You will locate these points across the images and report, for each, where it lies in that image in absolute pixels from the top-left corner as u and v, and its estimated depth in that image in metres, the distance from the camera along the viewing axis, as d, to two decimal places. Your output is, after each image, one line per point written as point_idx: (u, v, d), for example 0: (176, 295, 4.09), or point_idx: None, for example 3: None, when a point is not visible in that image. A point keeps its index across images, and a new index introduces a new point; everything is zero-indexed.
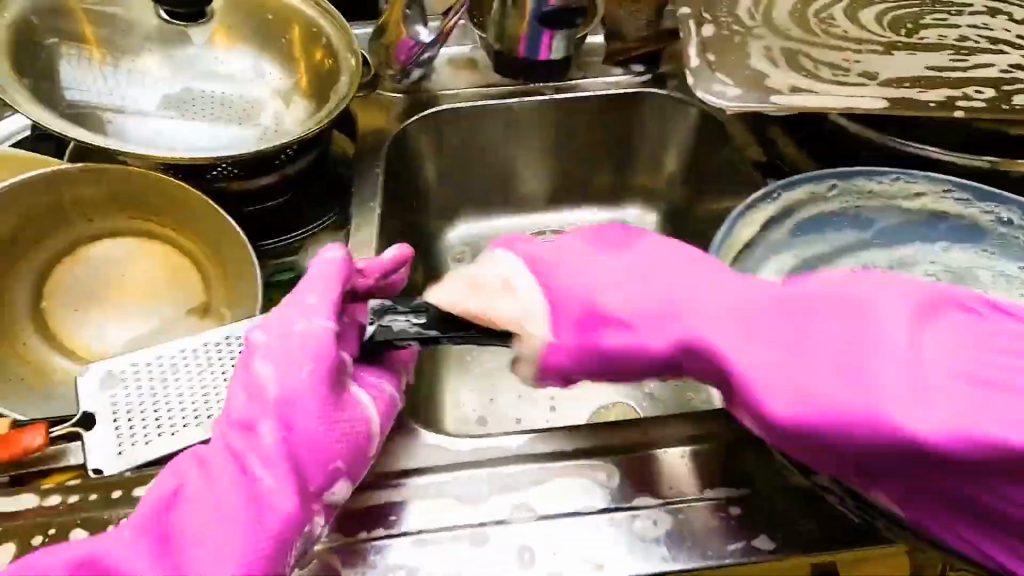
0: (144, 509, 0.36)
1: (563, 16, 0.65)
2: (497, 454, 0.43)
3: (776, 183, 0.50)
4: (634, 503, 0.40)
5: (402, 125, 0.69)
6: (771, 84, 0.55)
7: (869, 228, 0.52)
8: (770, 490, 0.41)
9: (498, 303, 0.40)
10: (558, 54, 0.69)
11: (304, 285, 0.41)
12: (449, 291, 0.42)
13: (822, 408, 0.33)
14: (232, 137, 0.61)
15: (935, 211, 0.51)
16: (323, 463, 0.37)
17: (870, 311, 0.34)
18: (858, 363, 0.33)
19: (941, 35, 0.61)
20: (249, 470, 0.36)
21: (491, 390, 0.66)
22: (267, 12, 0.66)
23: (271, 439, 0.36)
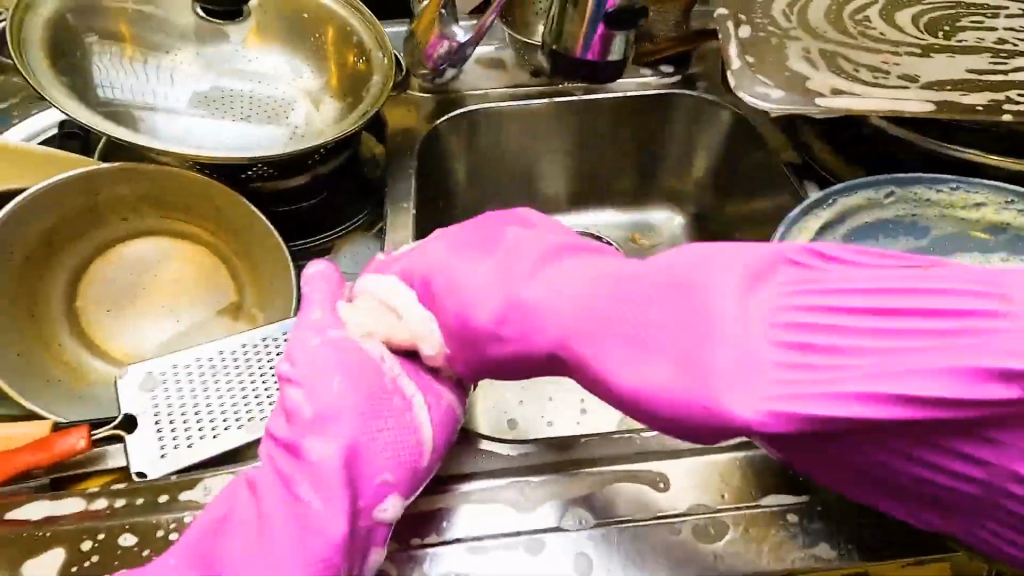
0: (194, 535, 0.36)
1: None
2: (549, 462, 0.42)
3: (833, 188, 0.51)
4: (689, 511, 0.40)
5: (432, 125, 0.69)
6: (811, 87, 0.55)
7: (925, 236, 0.51)
8: (826, 498, 0.40)
9: (392, 323, 0.43)
10: None
11: (311, 300, 0.44)
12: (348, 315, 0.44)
13: (659, 390, 0.34)
14: (263, 137, 0.60)
15: (994, 222, 0.51)
16: (369, 478, 0.37)
17: (693, 285, 0.35)
18: (682, 338, 0.34)
19: (979, 37, 0.61)
20: (296, 490, 0.36)
21: (522, 393, 0.65)
22: (298, 12, 0.66)
23: (315, 457, 0.36)
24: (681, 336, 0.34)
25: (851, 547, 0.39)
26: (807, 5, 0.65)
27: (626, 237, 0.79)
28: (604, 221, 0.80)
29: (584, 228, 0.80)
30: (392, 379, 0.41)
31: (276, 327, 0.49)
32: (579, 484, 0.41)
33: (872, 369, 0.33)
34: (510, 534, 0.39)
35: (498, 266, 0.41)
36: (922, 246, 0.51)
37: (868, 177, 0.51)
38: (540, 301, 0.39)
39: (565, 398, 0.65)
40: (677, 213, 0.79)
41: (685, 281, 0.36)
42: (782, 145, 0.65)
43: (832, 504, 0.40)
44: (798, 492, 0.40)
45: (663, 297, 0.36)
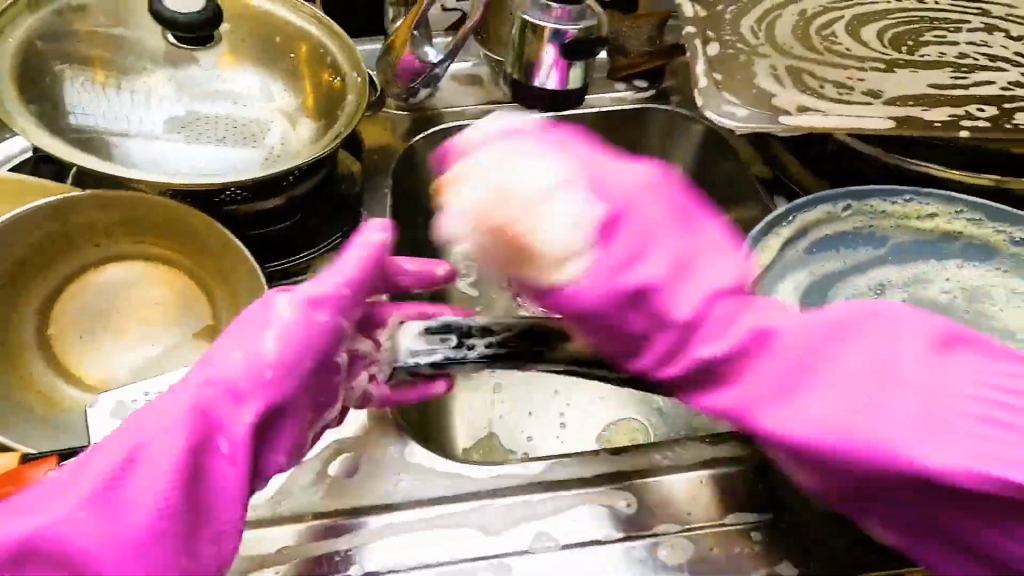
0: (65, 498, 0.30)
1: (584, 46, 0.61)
2: (515, 481, 0.43)
3: (792, 205, 0.52)
4: (656, 530, 0.41)
5: (408, 143, 0.69)
6: (778, 104, 0.56)
7: (877, 242, 0.53)
8: (787, 513, 0.42)
9: (549, 220, 0.38)
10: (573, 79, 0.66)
11: (334, 269, 0.38)
12: (558, 207, 0.38)
13: (850, 437, 0.33)
14: (238, 160, 0.61)
15: (948, 231, 0.53)
16: (273, 452, 0.36)
17: (896, 339, 0.36)
18: (879, 387, 0.35)
19: (941, 52, 0.62)
20: (205, 458, 0.33)
21: (501, 407, 0.66)
22: (273, 34, 0.66)
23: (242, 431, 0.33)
24: (852, 389, 0.35)
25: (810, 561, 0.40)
26: (775, 22, 0.66)
27: None
28: None
29: None
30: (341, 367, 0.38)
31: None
32: (547, 502, 0.42)
33: (1011, 454, 0.33)
34: (478, 554, 0.40)
35: (682, 265, 0.39)
36: (876, 256, 0.53)
37: (827, 192, 0.52)
38: (702, 312, 0.37)
39: (544, 411, 0.66)
40: None
41: (887, 333, 0.36)
42: (753, 159, 0.66)
43: (792, 520, 0.42)
44: (765, 510, 0.42)
45: (863, 347, 0.36)
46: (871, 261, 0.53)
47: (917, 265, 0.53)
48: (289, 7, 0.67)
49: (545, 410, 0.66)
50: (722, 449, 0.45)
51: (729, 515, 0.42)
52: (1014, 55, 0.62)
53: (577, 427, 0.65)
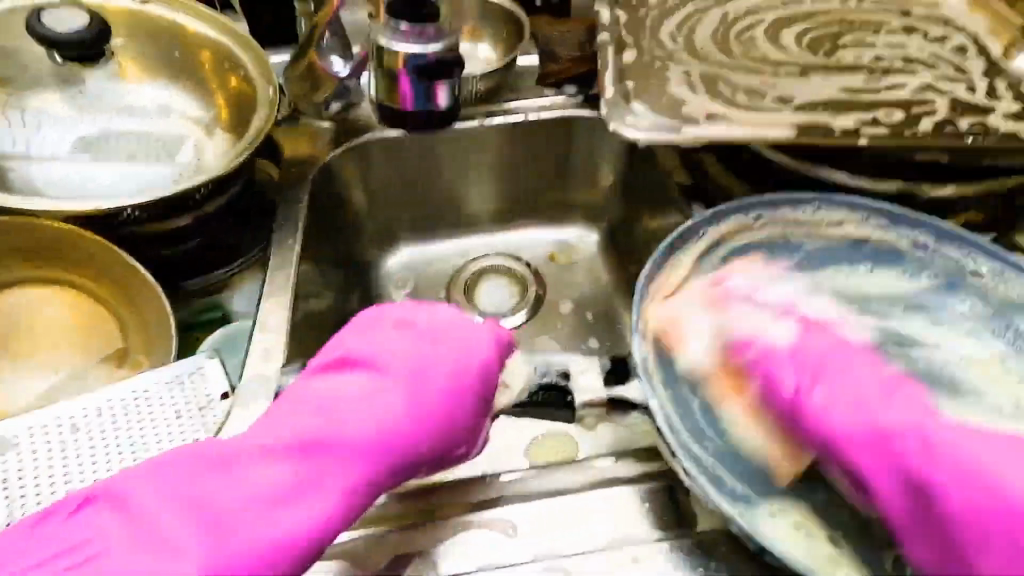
0: (250, 498, 0.32)
1: None
2: (392, 511, 0.39)
3: (701, 217, 0.49)
4: (537, 557, 0.38)
5: (328, 155, 0.68)
6: (688, 112, 0.55)
7: (794, 252, 0.50)
8: (678, 531, 0.39)
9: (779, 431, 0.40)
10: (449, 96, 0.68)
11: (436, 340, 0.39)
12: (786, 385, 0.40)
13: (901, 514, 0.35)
14: (147, 177, 0.59)
15: (857, 236, 0.50)
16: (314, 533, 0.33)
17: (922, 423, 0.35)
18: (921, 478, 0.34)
19: (858, 55, 0.62)
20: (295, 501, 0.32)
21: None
22: (176, 47, 0.64)
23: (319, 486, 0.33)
24: (896, 469, 0.35)
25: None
26: (695, 27, 0.66)
27: (544, 255, 0.82)
28: (517, 242, 0.83)
29: (498, 249, 0.83)
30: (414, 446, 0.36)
31: (143, 380, 0.49)
32: (423, 531, 0.39)
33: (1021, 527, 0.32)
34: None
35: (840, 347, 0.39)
36: (799, 263, 0.49)
37: (734, 203, 0.49)
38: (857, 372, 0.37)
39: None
40: (589, 229, 0.82)
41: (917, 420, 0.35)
42: (677, 165, 0.65)
43: (692, 541, 0.39)
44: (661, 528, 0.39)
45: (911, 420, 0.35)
46: (796, 268, 0.49)
47: (829, 270, 0.49)
48: (185, 12, 0.64)
49: None
50: (617, 466, 0.42)
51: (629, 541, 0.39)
52: (930, 57, 0.61)
53: None
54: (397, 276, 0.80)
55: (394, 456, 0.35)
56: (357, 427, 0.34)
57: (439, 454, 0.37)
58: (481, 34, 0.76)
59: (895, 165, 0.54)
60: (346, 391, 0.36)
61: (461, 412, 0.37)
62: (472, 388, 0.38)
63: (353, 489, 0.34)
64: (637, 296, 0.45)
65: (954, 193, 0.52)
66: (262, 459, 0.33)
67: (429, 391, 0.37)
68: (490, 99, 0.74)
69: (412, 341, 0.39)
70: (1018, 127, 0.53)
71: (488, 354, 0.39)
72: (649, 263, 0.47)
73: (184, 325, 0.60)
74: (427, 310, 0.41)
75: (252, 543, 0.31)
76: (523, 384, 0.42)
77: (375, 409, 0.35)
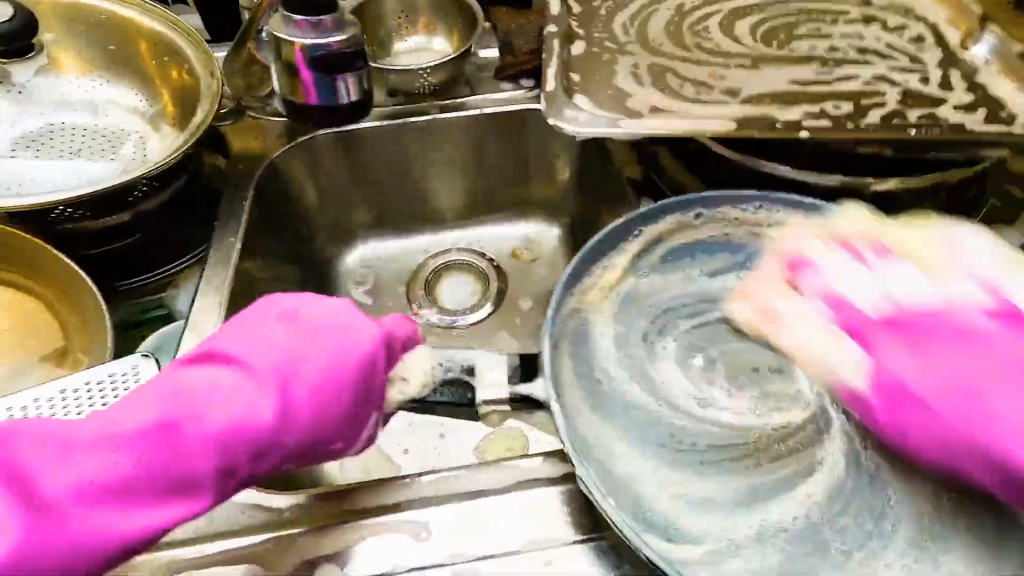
0: (85, 482, 0.31)
1: (342, 58, 0.54)
2: (308, 512, 0.40)
3: (634, 215, 0.48)
4: (448, 560, 0.37)
5: (275, 152, 0.68)
6: (632, 105, 0.54)
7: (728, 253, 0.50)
8: (591, 535, 0.38)
9: (839, 363, 0.37)
10: (358, 97, 0.57)
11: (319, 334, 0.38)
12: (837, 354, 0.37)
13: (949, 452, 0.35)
14: (88, 170, 0.59)
15: None
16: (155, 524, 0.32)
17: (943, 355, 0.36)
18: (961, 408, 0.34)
19: (812, 46, 0.60)
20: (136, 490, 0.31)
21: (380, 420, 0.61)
22: (108, 42, 0.63)
23: (165, 476, 0.32)
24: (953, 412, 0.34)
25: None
26: (649, 18, 0.64)
27: (507, 251, 0.81)
28: (479, 238, 0.82)
29: (460, 245, 0.82)
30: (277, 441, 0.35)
31: (75, 379, 0.49)
32: (334, 534, 0.39)
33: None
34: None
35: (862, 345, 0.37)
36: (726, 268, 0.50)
37: (669, 202, 0.49)
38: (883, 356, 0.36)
39: (424, 422, 0.61)
40: (551, 224, 0.81)
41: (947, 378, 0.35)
42: (629, 161, 0.64)
43: (606, 545, 0.38)
44: (580, 530, 0.38)
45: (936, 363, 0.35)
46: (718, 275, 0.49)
47: None
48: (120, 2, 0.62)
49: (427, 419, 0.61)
50: (539, 467, 0.41)
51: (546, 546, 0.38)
52: (885, 47, 0.60)
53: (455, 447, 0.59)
54: (357, 273, 0.79)
55: (250, 456, 0.34)
56: (212, 427, 0.33)
57: (304, 451, 0.36)
58: (437, 27, 0.74)
59: (840, 158, 0.52)
60: (204, 386, 0.34)
61: (333, 410, 0.37)
62: (349, 387, 0.37)
63: (199, 488, 0.33)
64: (557, 293, 0.44)
65: (900, 186, 0.51)
66: (101, 441, 0.31)
67: (300, 390, 0.36)
68: (445, 94, 0.73)
69: (293, 334, 0.37)
70: (967, 118, 0.52)
71: (372, 352, 0.38)
72: (577, 261, 0.46)
73: (125, 323, 0.60)
74: (313, 305, 0.39)
75: (82, 532, 0.30)
76: (423, 380, 0.41)
77: (233, 407, 0.33)
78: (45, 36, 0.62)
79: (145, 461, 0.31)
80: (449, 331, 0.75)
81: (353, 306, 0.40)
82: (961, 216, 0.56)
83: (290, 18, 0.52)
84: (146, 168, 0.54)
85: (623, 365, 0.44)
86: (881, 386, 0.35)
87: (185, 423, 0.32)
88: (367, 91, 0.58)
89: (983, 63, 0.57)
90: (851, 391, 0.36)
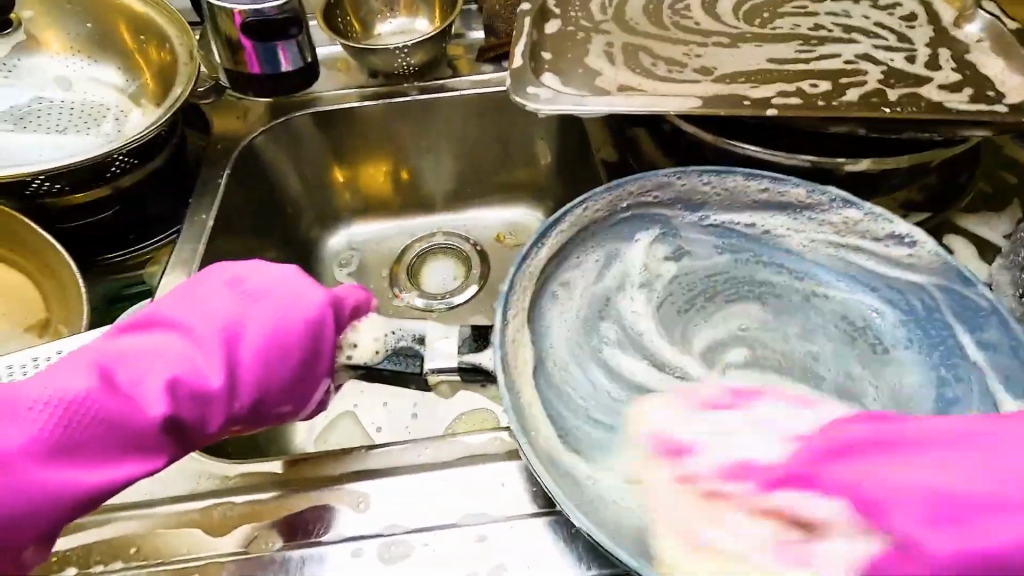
0: (27, 439, 0.31)
1: (275, 24, 0.55)
2: (257, 479, 0.40)
3: (599, 188, 0.49)
4: (385, 530, 0.38)
5: (255, 132, 0.68)
6: (600, 84, 0.53)
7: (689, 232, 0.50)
8: (532, 510, 0.38)
9: (752, 544, 0.31)
10: (301, 62, 0.59)
11: (266, 300, 0.38)
12: (740, 522, 0.31)
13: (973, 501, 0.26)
14: (74, 144, 0.61)
15: (761, 221, 0.50)
16: (104, 476, 0.32)
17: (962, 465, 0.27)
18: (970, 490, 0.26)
19: (796, 24, 0.58)
20: (82, 444, 0.32)
21: (357, 396, 0.61)
22: (87, 20, 0.64)
23: (112, 431, 0.32)
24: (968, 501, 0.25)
25: (570, 564, 0.36)
26: None
27: (492, 235, 0.80)
28: (464, 222, 0.81)
29: (445, 228, 0.81)
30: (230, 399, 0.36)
31: (49, 346, 0.43)
32: (277, 501, 0.39)
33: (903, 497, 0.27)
34: (192, 556, 0.37)
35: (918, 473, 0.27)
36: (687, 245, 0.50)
37: (633, 176, 0.49)
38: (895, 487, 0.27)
39: (399, 400, 0.61)
40: (536, 208, 0.80)
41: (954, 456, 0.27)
42: (605, 143, 0.63)
43: (560, 524, 0.37)
44: (537, 504, 0.38)
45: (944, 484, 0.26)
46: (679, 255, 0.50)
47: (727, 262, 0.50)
48: None
49: (400, 398, 0.61)
50: (489, 443, 0.41)
51: (483, 519, 0.38)
52: (873, 26, 0.58)
53: (424, 427, 0.59)
54: (342, 254, 0.79)
55: (199, 413, 0.35)
56: (157, 385, 0.33)
57: (251, 412, 0.37)
58: (419, 8, 0.74)
59: (815, 138, 0.50)
60: (148, 348, 0.35)
61: (279, 371, 0.37)
62: (293, 349, 0.38)
63: (149, 442, 0.34)
64: (522, 258, 0.45)
65: (878, 166, 0.49)
66: (41, 402, 0.32)
67: (247, 353, 0.37)
68: (427, 75, 0.73)
69: (239, 300, 0.38)
70: (951, 97, 0.49)
71: (318, 316, 0.39)
72: (541, 231, 0.46)
73: (108, 299, 0.61)
74: (261, 270, 0.40)
75: (31, 486, 0.30)
76: (374, 346, 0.42)
77: (176, 367, 0.34)
78: (27, 15, 0.63)
79: (92, 417, 0.32)
80: (428, 315, 0.74)
81: (298, 273, 0.41)
82: (946, 201, 0.53)
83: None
84: (123, 142, 0.54)
85: (574, 340, 0.46)
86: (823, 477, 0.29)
87: (130, 384, 0.33)
88: (310, 62, 0.61)
89: (976, 41, 0.54)
90: (752, 476, 0.32)
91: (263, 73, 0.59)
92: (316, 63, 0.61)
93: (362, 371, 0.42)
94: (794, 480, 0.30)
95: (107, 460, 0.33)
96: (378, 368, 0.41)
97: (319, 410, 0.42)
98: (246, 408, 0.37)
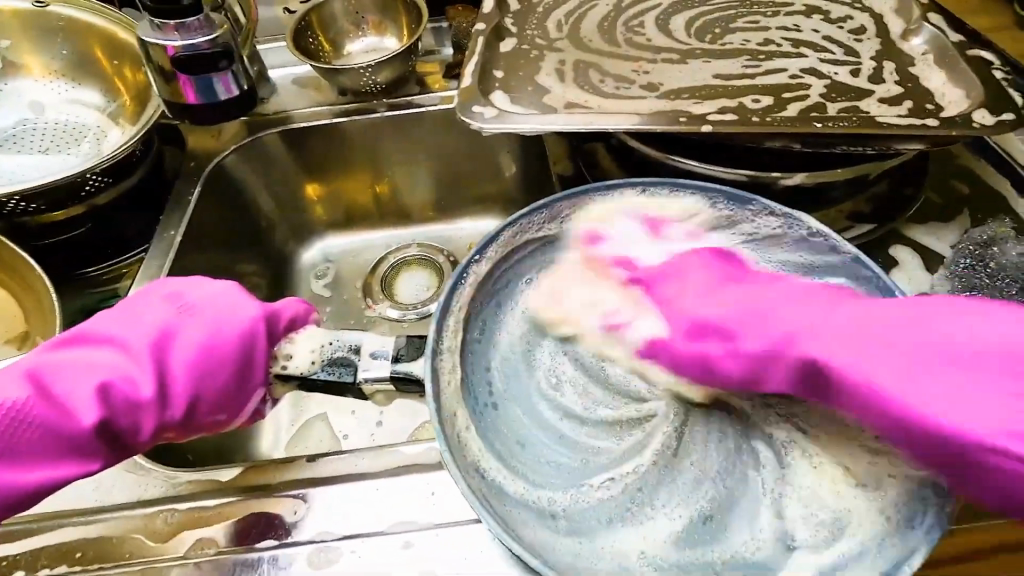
0: None
1: (206, 56, 0.57)
2: (203, 485, 0.42)
3: (542, 201, 0.50)
4: (318, 536, 0.39)
5: (228, 149, 0.71)
6: (548, 102, 0.55)
7: None
8: (459, 518, 0.39)
9: (586, 313, 0.47)
10: (236, 91, 0.61)
11: (200, 314, 0.42)
12: (588, 290, 0.47)
13: (923, 371, 0.29)
14: (55, 164, 0.64)
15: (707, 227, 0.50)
16: (33, 480, 0.35)
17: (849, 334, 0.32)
18: (919, 361, 0.30)
19: (746, 39, 0.59)
20: (13, 450, 0.34)
21: (324, 403, 0.62)
22: (64, 47, 0.67)
23: (41, 437, 0.35)
24: (919, 356, 0.30)
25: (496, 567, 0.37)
26: (583, 14, 0.64)
27: (464, 246, 0.81)
28: (438, 233, 0.83)
29: (419, 239, 0.83)
30: (161, 406, 0.38)
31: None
32: (216, 509, 0.41)
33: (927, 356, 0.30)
34: (135, 560, 0.39)
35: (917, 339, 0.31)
36: None
37: (572, 191, 0.50)
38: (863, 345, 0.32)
39: (364, 407, 0.62)
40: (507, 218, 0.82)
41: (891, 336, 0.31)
42: (562, 156, 0.64)
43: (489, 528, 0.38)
44: (464, 511, 0.39)
45: (889, 341, 0.31)
46: None
47: None
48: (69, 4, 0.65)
49: (366, 407, 0.62)
50: (422, 452, 0.42)
51: (412, 525, 0.39)
52: (822, 39, 0.58)
53: (387, 434, 0.60)
54: (318, 266, 0.81)
55: (132, 419, 0.38)
56: (88, 393, 0.36)
57: (184, 418, 0.39)
58: (388, 27, 0.77)
59: (752, 154, 0.52)
60: (82, 360, 0.38)
61: (213, 380, 0.40)
62: (227, 358, 0.40)
63: (83, 447, 0.36)
64: (462, 269, 0.47)
65: (818, 179, 0.50)
66: None
67: (178, 364, 0.39)
68: (395, 92, 0.75)
69: (174, 313, 0.41)
70: (891, 111, 0.50)
71: (251, 326, 0.42)
72: (482, 243, 0.48)
73: (85, 312, 0.63)
74: (200, 286, 0.43)
75: None
76: (308, 355, 0.43)
77: (108, 376, 0.37)
78: (9, 42, 0.66)
79: (24, 424, 0.35)
80: (400, 325, 0.75)
81: (238, 289, 0.44)
82: (895, 211, 0.54)
83: (158, 23, 0.56)
84: (95, 162, 0.57)
85: (510, 348, 0.48)
86: (730, 320, 0.37)
87: (61, 393, 0.36)
88: (247, 90, 0.63)
89: (921, 55, 0.55)
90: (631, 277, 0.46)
91: (198, 102, 0.60)
92: (253, 89, 0.64)
93: (298, 380, 0.43)
94: (731, 323, 0.37)
95: (41, 464, 0.35)
96: (313, 377, 0.42)
97: (258, 418, 0.44)
98: (177, 415, 0.39)
